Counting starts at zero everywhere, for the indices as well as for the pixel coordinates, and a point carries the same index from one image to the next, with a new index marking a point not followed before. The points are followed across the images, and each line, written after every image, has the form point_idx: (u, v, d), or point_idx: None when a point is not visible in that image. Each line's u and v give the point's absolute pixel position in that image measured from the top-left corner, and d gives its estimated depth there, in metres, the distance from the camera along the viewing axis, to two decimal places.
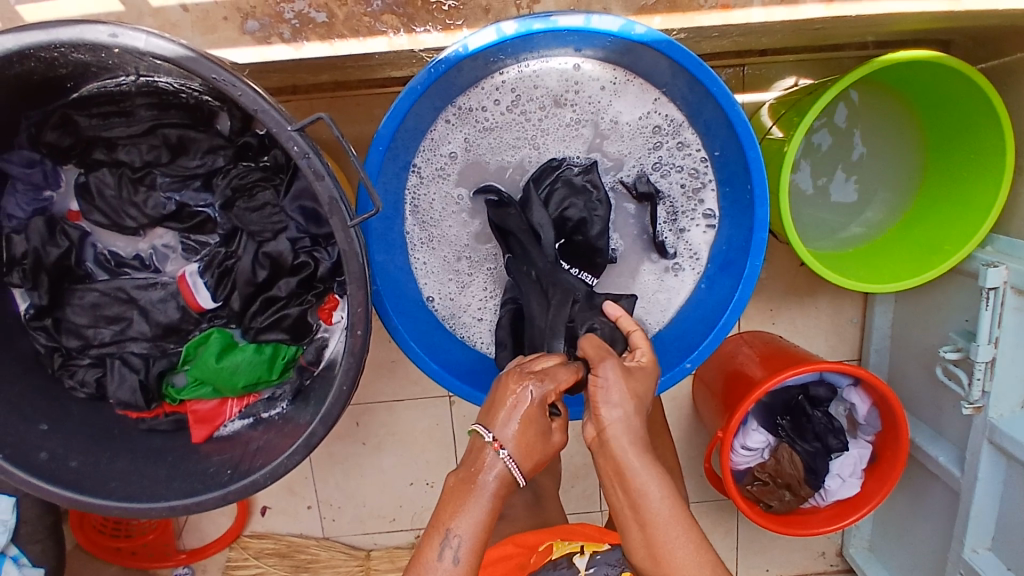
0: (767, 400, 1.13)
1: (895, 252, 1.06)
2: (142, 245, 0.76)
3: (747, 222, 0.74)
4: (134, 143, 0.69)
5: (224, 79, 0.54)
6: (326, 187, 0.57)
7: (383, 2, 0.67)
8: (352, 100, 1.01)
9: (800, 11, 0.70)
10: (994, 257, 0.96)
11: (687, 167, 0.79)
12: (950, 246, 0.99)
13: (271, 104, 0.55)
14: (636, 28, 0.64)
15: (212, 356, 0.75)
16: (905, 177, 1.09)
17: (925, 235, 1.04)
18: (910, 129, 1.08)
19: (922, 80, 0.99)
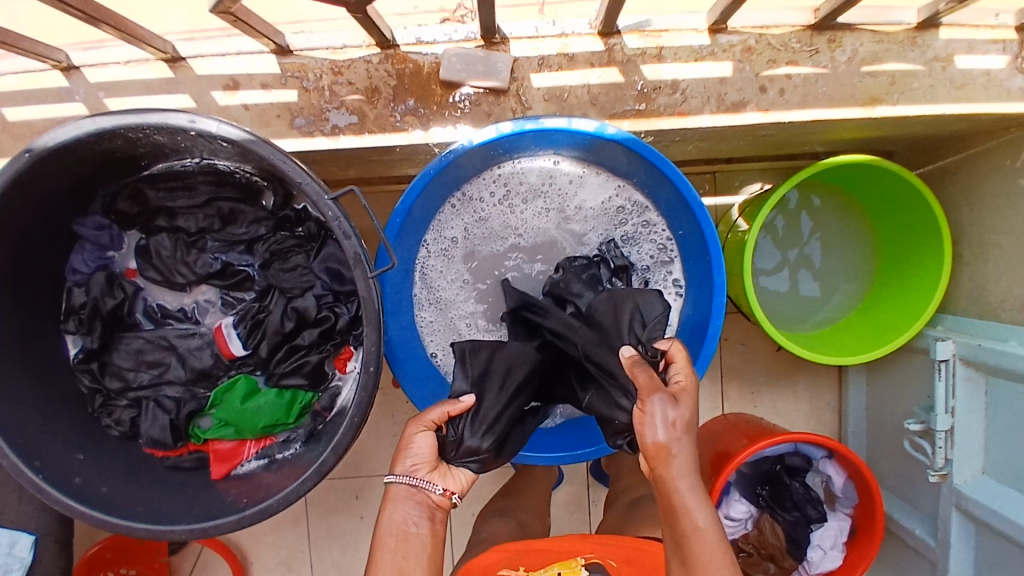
0: (747, 471, 1.19)
1: (861, 334, 1.13)
2: (187, 299, 0.88)
3: (708, 288, 0.85)
4: (192, 213, 0.83)
5: (276, 157, 0.69)
6: (352, 244, 0.70)
7: (406, 106, 0.82)
8: (374, 196, 1.18)
9: (741, 118, 0.82)
10: (943, 333, 1.05)
11: (655, 245, 0.92)
12: (903, 323, 1.07)
13: (314, 177, 0.69)
14: (608, 129, 0.78)
15: (238, 399, 0.85)
16: (861, 267, 1.19)
17: (886, 317, 1.11)
18: (859, 225, 1.19)
19: (862, 180, 1.11)
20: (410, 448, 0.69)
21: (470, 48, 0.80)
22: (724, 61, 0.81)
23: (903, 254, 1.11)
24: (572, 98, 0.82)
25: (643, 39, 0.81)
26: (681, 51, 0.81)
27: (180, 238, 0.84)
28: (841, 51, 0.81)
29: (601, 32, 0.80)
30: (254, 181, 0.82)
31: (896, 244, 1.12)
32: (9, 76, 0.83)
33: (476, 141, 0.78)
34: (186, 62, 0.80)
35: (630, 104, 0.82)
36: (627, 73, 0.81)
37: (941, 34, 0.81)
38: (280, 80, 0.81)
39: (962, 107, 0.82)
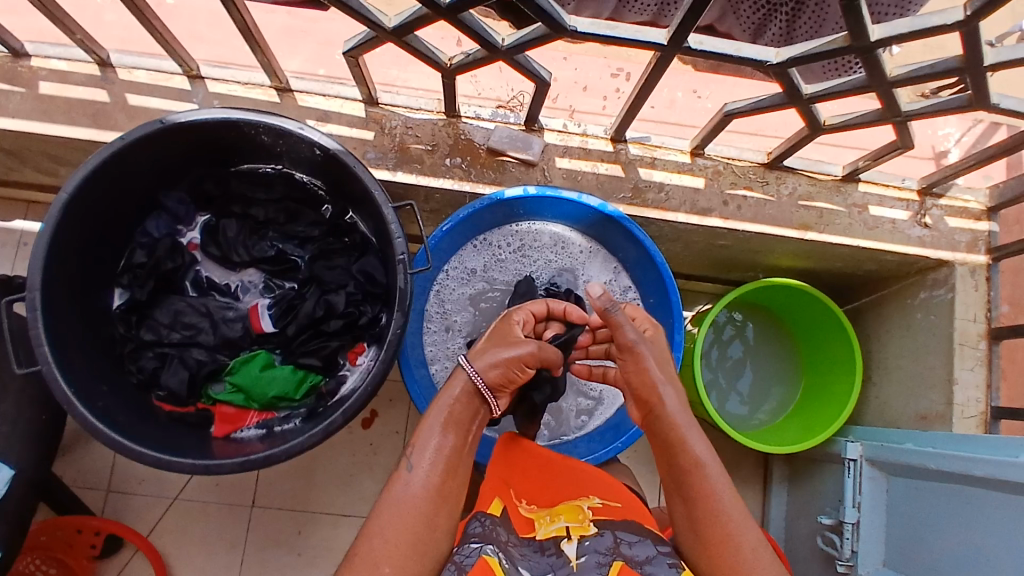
0: None
1: (787, 434, 1.33)
2: (233, 278, 1.03)
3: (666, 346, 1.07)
4: (265, 206, 1.01)
5: (356, 165, 0.86)
6: (401, 244, 0.86)
7: (455, 161, 1.04)
8: None
9: (707, 220, 1.07)
10: (854, 438, 1.23)
11: None
12: (819, 428, 1.26)
13: (384, 188, 0.85)
14: (610, 206, 1.01)
15: (257, 367, 0.96)
16: (793, 379, 1.42)
17: (809, 421, 1.32)
18: (792, 346, 1.43)
19: (795, 308, 1.36)
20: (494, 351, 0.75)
21: (515, 129, 1.05)
22: (697, 177, 1.07)
23: (826, 371, 1.33)
24: (583, 180, 1.06)
25: (643, 149, 1.07)
26: (669, 164, 1.07)
27: (247, 224, 1.02)
28: (784, 186, 1.09)
29: (613, 138, 1.06)
30: (319, 193, 1.00)
31: (816, 362, 1.37)
32: (141, 71, 1.01)
33: (508, 194, 0.99)
34: (293, 93, 1.02)
35: (625, 193, 1.06)
36: (627, 170, 1.06)
37: (859, 186, 1.10)
38: (363, 122, 1.03)
39: (873, 244, 1.09)
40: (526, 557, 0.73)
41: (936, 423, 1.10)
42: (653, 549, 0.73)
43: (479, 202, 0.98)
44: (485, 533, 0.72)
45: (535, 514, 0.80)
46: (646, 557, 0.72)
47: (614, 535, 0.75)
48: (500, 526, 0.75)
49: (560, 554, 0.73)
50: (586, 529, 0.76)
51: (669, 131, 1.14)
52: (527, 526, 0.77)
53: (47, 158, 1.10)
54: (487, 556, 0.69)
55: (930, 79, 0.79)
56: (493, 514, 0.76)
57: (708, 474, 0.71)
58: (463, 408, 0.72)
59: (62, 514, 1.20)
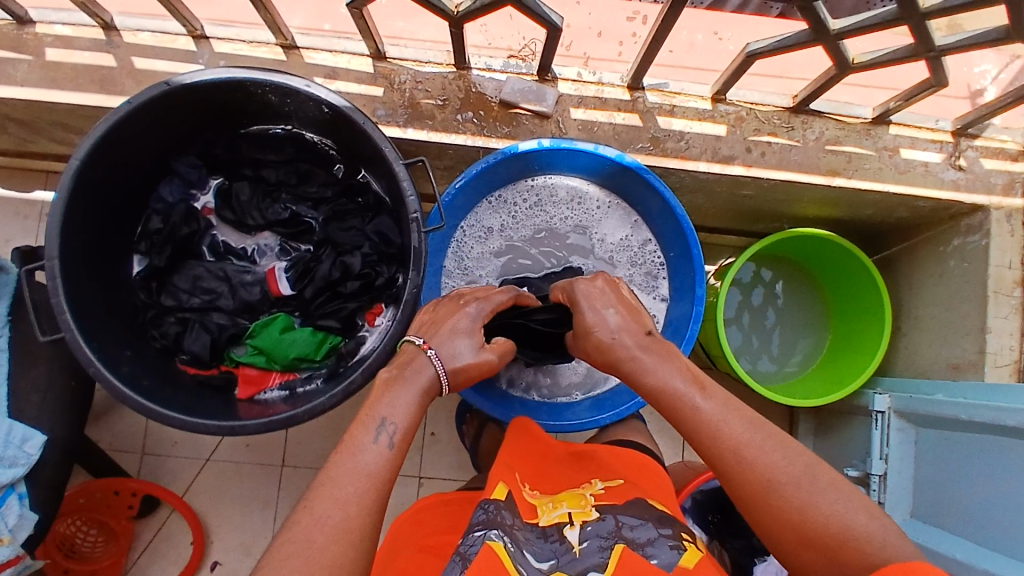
0: (703, 498, 1.15)
1: (813, 387, 1.31)
2: (248, 242, 1.02)
3: (689, 299, 1.05)
4: (277, 167, 1.00)
5: (364, 121, 0.84)
6: (415, 203, 0.84)
7: (467, 115, 1.01)
8: None
9: (729, 168, 1.03)
10: (883, 391, 1.20)
11: (648, 265, 1.13)
12: (848, 380, 1.24)
13: (393, 144, 0.83)
14: (627, 157, 0.97)
15: (277, 330, 0.96)
16: (819, 331, 1.39)
17: (837, 373, 1.29)
18: (817, 296, 1.40)
19: (823, 258, 1.32)
20: (454, 343, 0.75)
21: (528, 80, 1.01)
22: (719, 124, 1.03)
23: (852, 318, 1.31)
24: (599, 132, 1.03)
25: (661, 97, 1.03)
26: (689, 111, 1.03)
27: (260, 187, 1.01)
28: (810, 131, 1.04)
29: (630, 86, 1.02)
30: (330, 152, 0.98)
31: (844, 313, 1.34)
32: (146, 34, 1.00)
33: (522, 148, 0.96)
34: (299, 50, 1.00)
35: (643, 143, 1.03)
36: (645, 120, 1.03)
37: (890, 129, 1.05)
38: (371, 78, 1.01)
39: (905, 188, 1.04)
40: (530, 540, 0.70)
41: (968, 372, 1.07)
42: (656, 531, 0.69)
43: (494, 156, 0.96)
44: (489, 519, 0.70)
45: (538, 502, 0.79)
46: (647, 540, 0.68)
47: (615, 518, 0.71)
48: (504, 510, 0.73)
49: (563, 541, 0.70)
50: (588, 514, 0.74)
51: (689, 77, 1.10)
52: (531, 513, 0.76)
53: (60, 127, 1.10)
54: (491, 541, 0.66)
55: (967, 10, 0.74)
56: (497, 500, 0.74)
57: (692, 402, 0.67)
58: (426, 397, 0.70)
59: (100, 477, 1.26)
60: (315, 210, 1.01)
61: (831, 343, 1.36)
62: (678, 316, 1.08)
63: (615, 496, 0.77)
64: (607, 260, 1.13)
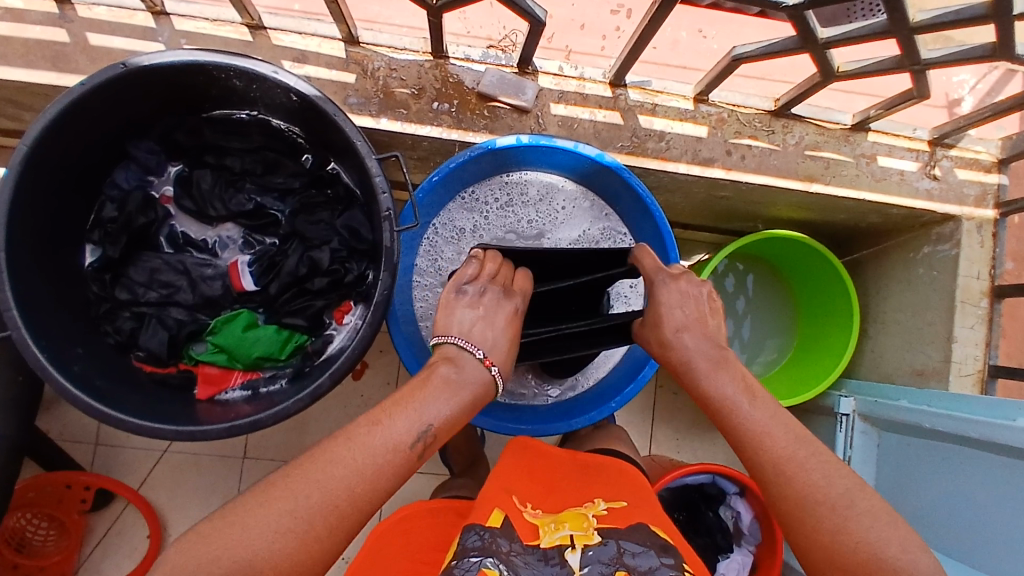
0: (669, 496, 1.18)
1: (779, 386, 1.33)
2: (210, 234, 0.97)
3: None
4: (241, 156, 0.94)
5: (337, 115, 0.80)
6: (387, 201, 0.81)
7: (445, 107, 0.97)
8: None
9: (710, 171, 1.01)
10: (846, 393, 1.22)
11: None
12: (814, 381, 1.26)
13: (366, 139, 0.79)
14: (607, 157, 0.95)
15: (239, 329, 0.92)
16: (787, 331, 1.41)
17: (802, 374, 1.31)
18: (787, 296, 1.41)
19: (795, 259, 1.32)
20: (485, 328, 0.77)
21: (507, 73, 0.98)
22: (700, 125, 1.01)
23: (822, 319, 1.32)
24: (580, 129, 1.00)
25: (643, 95, 1.01)
26: (671, 111, 1.01)
27: (223, 176, 0.96)
28: (790, 135, 1.03)
29: (611, 83, 0.99)
30: (299, 140, 0.93)
31: (812, 313, 1.35)
32: (102, 8, 0.93)
33: (500, 143, 0.93)
34: (267, 31, 0.95)
35: (624, 143, 1.00)
36: (626, 118, 1.00)
37: (868, 136, 1.05)
38: (343, 64, 0.96)
39: (880, 197, 1.05)
40: (529, 565, 0.67)
41: (932, 380, 1.09)
42: (657, 560, 0.67)
43: (470, 152, 0.92)
44: (485, 545, 0.67)
45: (540, 522, 0.76)
46: (649, 568, 0.66)
47: (617, 544, 0.69)
48: (500, 536, 0.70)
49: (564, 565, 0.67)
50: (590, 538, 0.71)
51: (670, 75, 1.08)
52: (531, 534, 0.73)
53: (6, 103, 1.02)
54: (486, 568, 0.64)
55: (954, 27, 0.74)
56: (492, 527, 0.71)
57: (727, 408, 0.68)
58: (466, 410, 0.69)
59: (50, 470, 1.21)
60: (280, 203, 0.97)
61: (801, 344, 1.37)
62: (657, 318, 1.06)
63: (617, 518, 0.76)
64: (583, 259, 1.10)
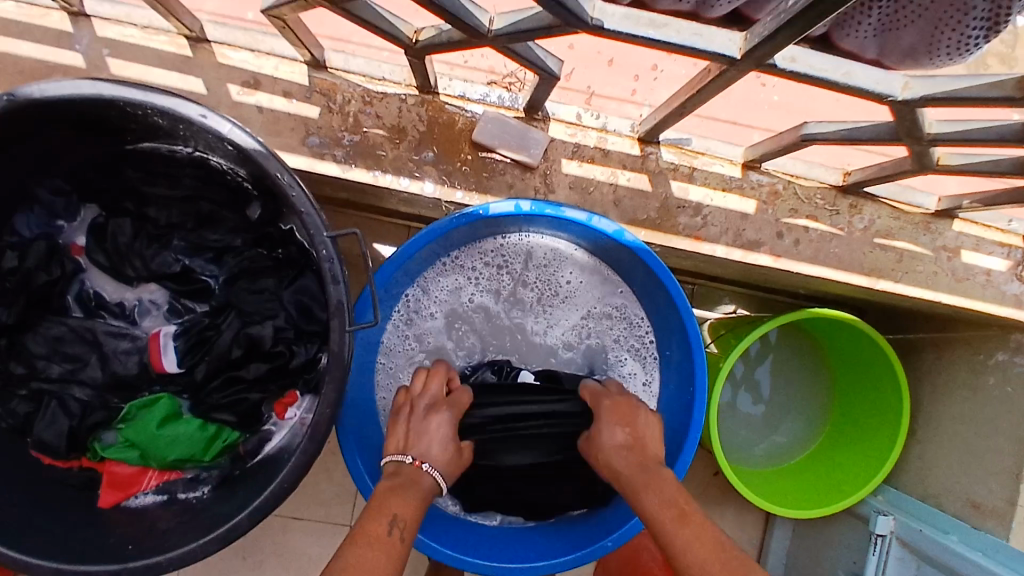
0: None
1: (802, 482, 1.16)
2: (129, 295, 0.79)
3: (684, 415, 0.84)
4: (167, 206, 0.76)
5: (284, 178, 0.61)
6: (340, 292, 0.64)
7: (431, 155, 0.77)
8: (353, 216, 1.07)
9: (752, 257, 0.83)
10: (884, 507, 1.05)
11: (638, 354, 0.92)
12: (847, 488, 1.09)
13: (317, 211, 0.62)
14: (626, 235, 0.77)
15: (153, 423, 0.76)
16: (815, 411, 1.22)
17: (832, 472, 1.14)
18: (820, 371, 1.23)
19: (840, 337, 1.14)
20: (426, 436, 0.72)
21: (509, 116, 0.78)
22: (749, 199, 0.82)
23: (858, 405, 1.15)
24: (596, 193, 0.80)
25: (679, 155, 0.80)
26: (712, 178, 0.81)
27: (145, 228, 0.77)
28: (858, 218, 0.84)
29: (641, 138, 0.79)
30: (246, 188, 0.74)
31: (849, 400, 1.17)
32: (10, 3, 0.74)
33: (495, 211, 0.75)
34: (211, 46, 0.75)
35: (650, 213, 0.80)
36: (656, 183, 0.80)
37: (954, 224, 0.85)
38: (305, 93, 0.76)
39: (959, 301, 0.84)
40: None
41: (990, 519, 0.90)
42: None
43: (454, 216, 0.74)
44: None
45: None
46: None
47: None
48: None
49: None
50: None
51: (709, 132, 0.89)
52: None
53: None
54: None
55: None
56: None
57: None
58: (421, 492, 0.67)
59: None
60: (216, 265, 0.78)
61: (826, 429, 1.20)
62: (671, 423, 0.88)
63: None
64: (589, 343, 0.92)
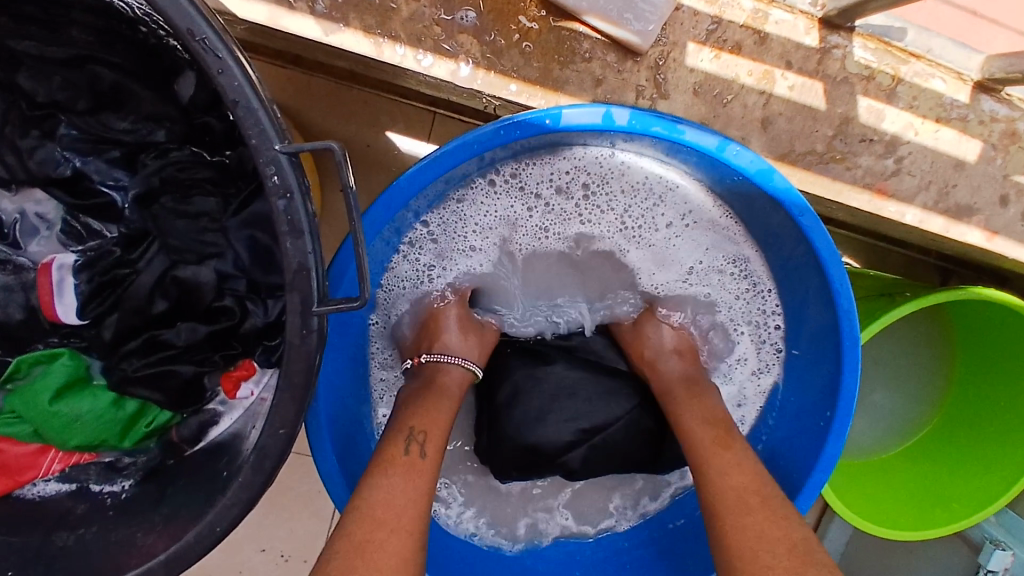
0: None
1: (889, 491, 0.75)
2: (7, 204, 0.53)
3: (806, 455, 0.56)
4: (43, 69, 0.48)
5: (205, 40, 0.35)
6: (302, 250, 0.38)
7: (471, 18, 0.47)
8: (359, 96, 0.74)
9: (957, 231, 0.52)
10: (1001, 538, 0.70)
11: (748, 351, 0.64)
12: (953, 511, 0.70)
13: (265, 107, 0.36)
14: (777, 179, 0.47)
15: (46, 395, 0.52)
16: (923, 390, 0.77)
17: (929, 481, 0.73)
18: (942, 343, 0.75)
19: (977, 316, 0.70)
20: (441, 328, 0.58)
21: None
22: (971, 137, 0.51)
23: (978, 393, 0.72)
24: (737, 105, 0.49)
25: (878, 52, 0.50)
26: (923, 98, 0.50)
27: (17, 99, 0.49)
28: None
29: (822, 18, 0.48)
30: (170, 44, 0.46)
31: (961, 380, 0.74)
32: None
33: (569, 119, 0.45)
34: None
35: (814, 145, 0.50)
36: (832, 98, 0.49)
37: None
38: None
39: None
40: None
41: None
42: None
43: (501, 120, 0.45)
44: None
45: None
46: None
47: None
48: None
49: None
50: None
51: (934, 23, 0.54)
52: None
53: None
54: None
55: None
56: None
57: None
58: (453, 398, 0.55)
59: None
60: (127, 170, 0.52)
61: (919, 424, 0.77)
62: (783, 456, 0.59)
63: None
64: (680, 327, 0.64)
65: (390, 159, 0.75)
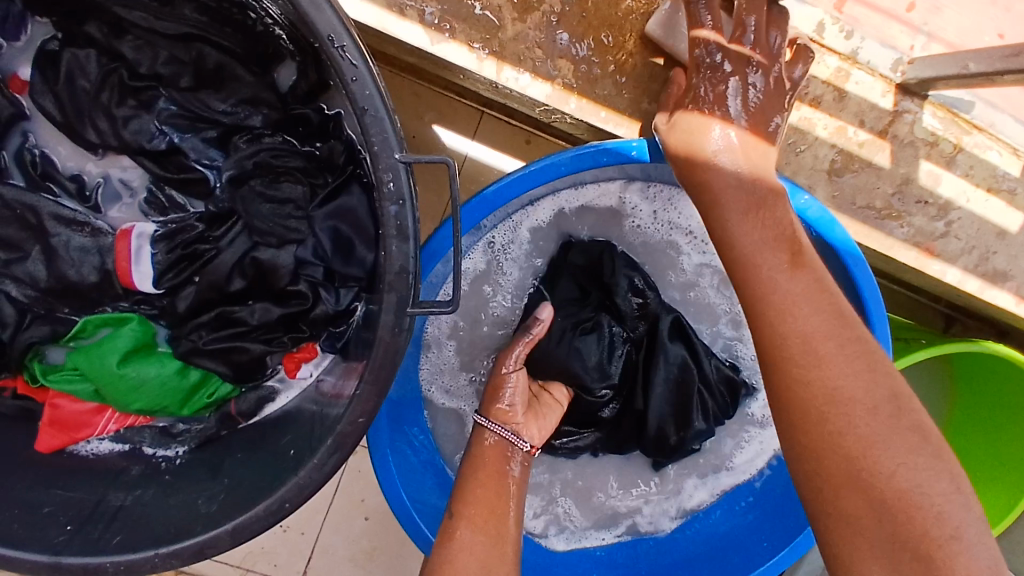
0: None
1: None
2: (92, 167, 0.54)
3: None
4: (152, 44, 0.50)
5: (343, 50, 0.37)
6: (405, 255, 0.40)
7: (570, 42, 0.49)
8: (411, 88, 0.74)
9: (991, 294, 0.56)
10: None
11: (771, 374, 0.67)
12: None
13: (392, 117, 0.38)
14: (837, 229, 0.50)
15: (114, 357, 0.54)
16: None
17: None
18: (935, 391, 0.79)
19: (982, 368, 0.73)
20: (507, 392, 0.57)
21: None
22: (1017, 209, 0.55)
23: (965, 442, 0.75)
24: (809, 155, 0.52)
25: (946, 121, 0.53)
26: (977, 170, 0.54)
27: (120, 68, 0.51)
28: None
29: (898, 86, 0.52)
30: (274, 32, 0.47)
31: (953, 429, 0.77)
32: None
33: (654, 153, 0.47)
34: None
35: (873, 201, 0.53)
36: (896, 159, 0.53)
37: None
38: None
39: None
40: None
41: None
42: None
43: (591, 145, 0.48)
44: None
45: None
46: None
47: None
48: None
49: None
50: None
51: (999, 99, 0.57)
52: None
53: None
54: None
55: None
56: None
57: None
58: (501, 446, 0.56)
59: None
60: (220, 151, 0.54)
61: None
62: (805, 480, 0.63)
63: None
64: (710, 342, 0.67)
65: (433, 150, 0.76)
